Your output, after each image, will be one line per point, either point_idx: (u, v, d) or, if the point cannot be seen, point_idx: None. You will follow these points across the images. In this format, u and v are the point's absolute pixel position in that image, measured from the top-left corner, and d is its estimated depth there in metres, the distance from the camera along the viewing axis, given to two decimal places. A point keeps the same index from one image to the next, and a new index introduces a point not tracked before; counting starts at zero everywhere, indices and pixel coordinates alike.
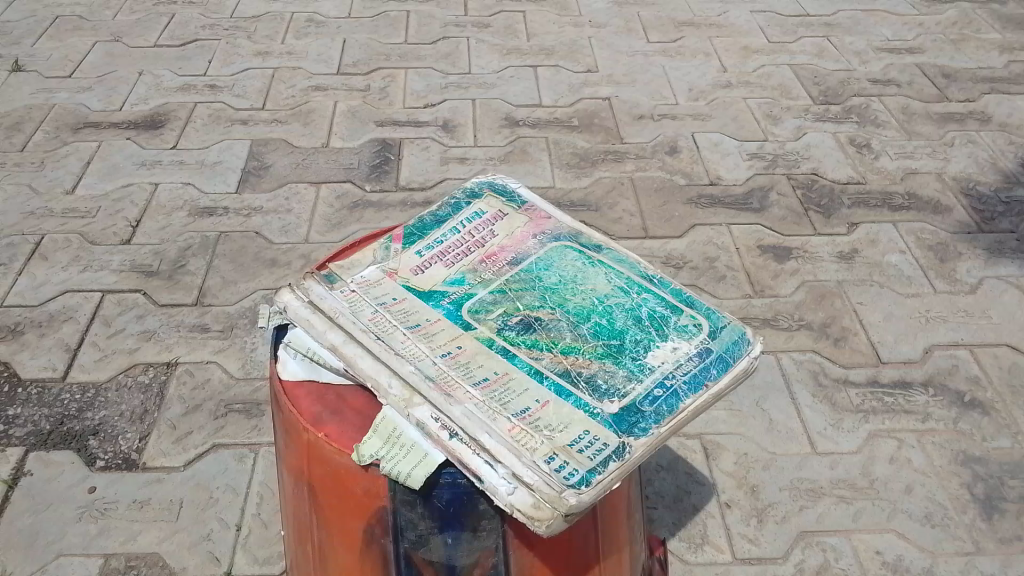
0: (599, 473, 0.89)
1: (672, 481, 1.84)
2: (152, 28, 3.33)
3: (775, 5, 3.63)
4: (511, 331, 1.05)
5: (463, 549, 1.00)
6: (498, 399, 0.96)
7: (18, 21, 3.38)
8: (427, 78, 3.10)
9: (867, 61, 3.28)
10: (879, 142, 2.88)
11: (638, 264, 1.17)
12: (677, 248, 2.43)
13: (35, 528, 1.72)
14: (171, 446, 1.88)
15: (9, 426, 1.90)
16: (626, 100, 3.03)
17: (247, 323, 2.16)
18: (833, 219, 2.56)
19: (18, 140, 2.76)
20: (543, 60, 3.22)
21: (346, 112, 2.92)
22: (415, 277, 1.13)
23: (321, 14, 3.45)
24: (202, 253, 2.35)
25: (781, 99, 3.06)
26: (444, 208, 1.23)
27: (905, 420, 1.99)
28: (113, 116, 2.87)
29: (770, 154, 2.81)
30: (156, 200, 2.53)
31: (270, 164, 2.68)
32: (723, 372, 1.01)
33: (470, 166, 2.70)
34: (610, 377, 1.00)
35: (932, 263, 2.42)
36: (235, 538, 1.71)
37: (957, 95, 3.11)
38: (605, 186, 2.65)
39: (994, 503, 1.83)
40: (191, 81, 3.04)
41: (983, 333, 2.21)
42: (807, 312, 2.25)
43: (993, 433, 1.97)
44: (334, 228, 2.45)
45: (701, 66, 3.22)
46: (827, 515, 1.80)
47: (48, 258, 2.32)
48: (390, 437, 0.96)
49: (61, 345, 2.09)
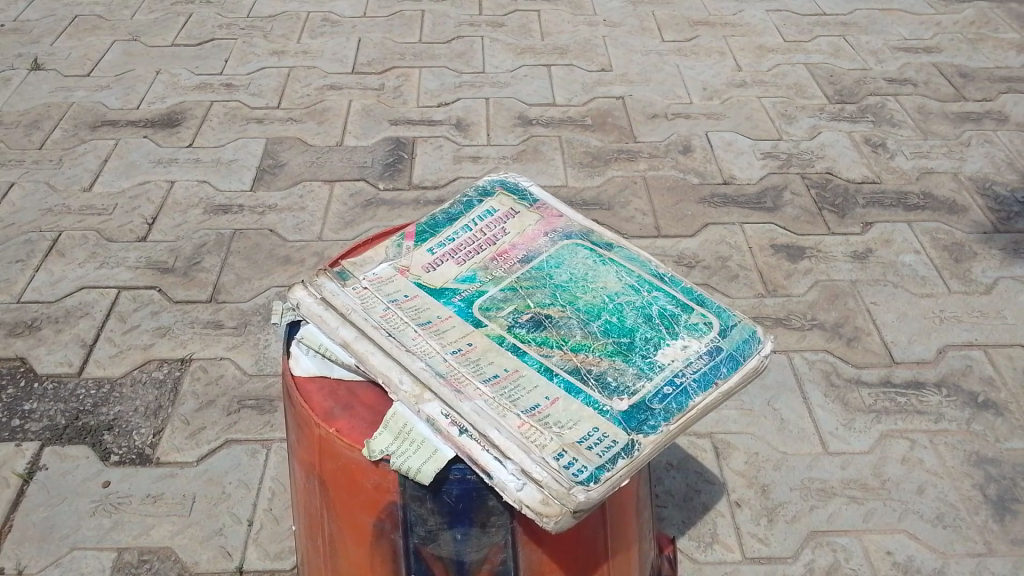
0: (608, 470, 0.90)
1: (682, 480, 1.83)
2: (169, 27, 3.36)
3: (791, 4, 3.61)
4: (521, 328, 1.06)
5: (472, 544, 1.01)
6: (508, 396, 0.96)
7: (38, 21, 3.42)
8: (441, 77, 3.11)
9: (883, 60, 3.26)
10: (894, 142, 2.86)
11: (649, 263, 1.17)
12: (689, 246, 2.42)
13: (50, 521, 1.74)
14: (184, 441, 1.90)
15: (26, 420, 1.93)
16: (640, 99, 3.03)
17: (260, 319, 2.18)
18: (847, 218, 2.55)
19: (37, 137, 2.79)
20: (557, 59, 3.22)
21: (360, 111, 2.93)
22: (426, 274, 1.13)
23: (336, 14, 3.47)
24: (217, 251, 2.38)
25: (796, 99, 3.05)
26: (456, 206, 1.24)
27: (918, 420, 1.98)
28: (130, 114, 2.90)
29: (784, 154, 2.80)
30: (172, 197, 2.56)
31: (285, 162, 2.70)
32: (733, 371, 1.02)
33: (482, 165, 2.71)
34: (619, 375, 1.00)
35: (947, 263, 2.40)
36: (247, 532, 1.73)
37: (974, 94, 3.09)
38: (618, 184, 2.65)
39: (1007, 504, 1.82)
40: (208, 80, 3.07)
41: (998, 333, 2.19)
42: (820, 312, 2.24)
43: (1006, 433, 1.96)
44: (347, 226, 2.46)
45: (716, 65, 3.22)
46: (838, 515, 1.79)
47: (65, 255, 2.35)
48: (402, 433, 0.97)
49: (78, 340, 2.11)
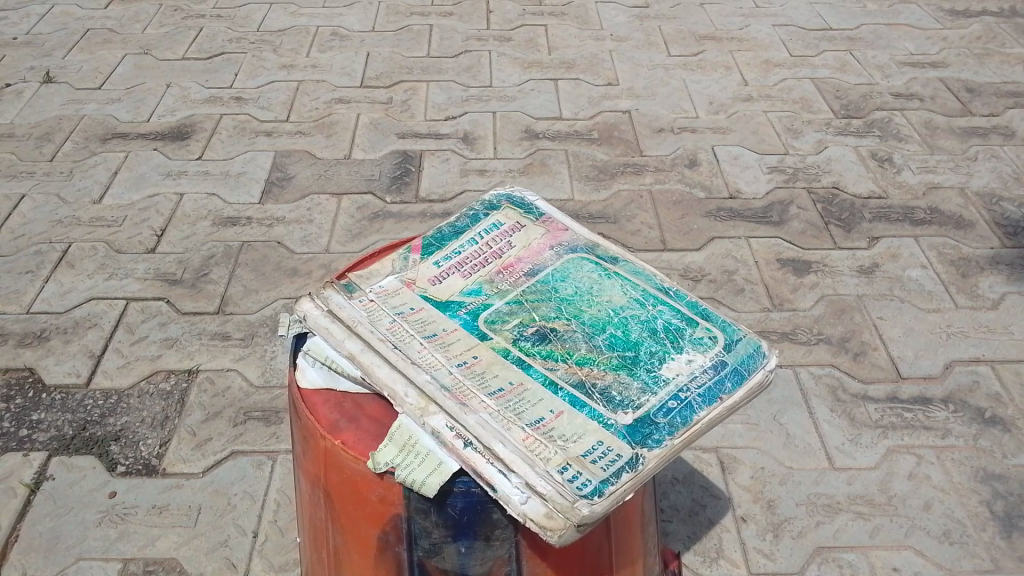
0: (611, 483, 0.90)
1: (687, 495, 1.83)
2: (180, 41, 3.40)
3: (797, 19, 3.63)
4: (526, 341, 1.06)
5: (477, 557, 1.01)
6: (512, 408, 0.97)
7: (50, 34, 3.46)
8: (448, 91, 3.13)
9: (890, 75, 3.27)
10: (901, 157, 2.86)
11: (654, 277, 1.17)
12: (696, 261, 2.42)
13: (57, 531, 1.75)
14: (191, 452, 1.90)
15: (33, 431, 1.94)
16: (646, 113, 3.04)
17: (267, 331, 2.19)
18: (853, 232, 2.55)
19: (48, 149, 2.82)
20: (564, 73, 3.24)
21: (368, 124, 2.95)
22: (432, 287, 1.14)
23: (345, 28, 3.50)
24: (225, 262, 2.39)
25: (802, 113, 3.06)
26: (462, 220, 1.25)
27: (924, 436, 1.97)
28: (140, 127, 2.93)
29: (791, 168, 2.80)
30: (181, 209, 2.58)
31: (293, 175, 2.72)
32: (737, 386, 1.02)
33: (489, 178, 2.72)
34: (624, 389, 1.00)
35: (954, 278, 2.39)
36: (252, 545, 1.73)
37: (981, 110, 3.09)
38: (624, 198, 2.65)
39: (1014, 521, 1.80)
40: (218, 94, 3.10)
41: (1005, 349, 2.19)
42: (826, 327, 2.23)
43: (1014, 450, 1.95)
44: (354, 238, 2.48)
45: (722, 80, 3.23)
46: (843, 530, 1.78)
47: (75, 266, 2.37)
48: (406, 445, 0.98)
49: (86, 351, 2.13)
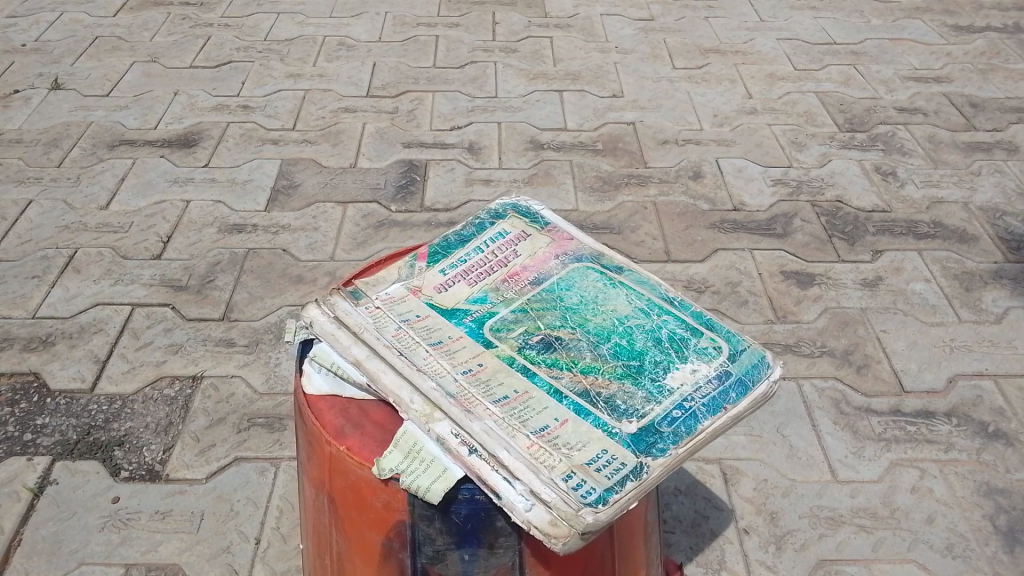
0: (616, 491, 0.90)
1: (690, 506, 1.83)
2: (188, 49, 3.42)
3: (802, 33, 3.64)
4: (531, 349, 1.07)
5: (479, 565, 1.01)
6: (517, 416, 0.97)
7: (60, 41, 3.48)
8: (454, 101, 3.14)
9: (894, 89, 3.28)
10: (904, 171, 2.87)
11: (660, 286, 1.18)
12: (699, 272, 2.43)
13: (60, 536, 1.75)
14: (194, 457, 1.91)
15: (37, 435, 1.95)
16: (651, 125, 3.06)
17: (272, 338, 2.19)
18: (857, 246, 2.55)
19: (56, 155, 2.84)
20: (569, 84, 3.26)
21: (374, 133, 2.97)
22: (438, 294, 1.14)
23: (352, 38, 3.52)
24: (230, 269, 2.40)
25: (806, 126, 3.07)
26: (467, 228, 1.26)
27: (927, 450, 1.97)
28: (148, 134, 2.94)
29: (795, 181, 2.81)
30: (187, 216, 2.59)
31: (299, 183, 2.73)
32: (741, 396, 1.02)
33: (494, 187, 2.73)
34: (629, 398, 1.00)
35: (958, 292, 2.40)
36: (255, 551, 1.73)
37: (984, 125, 3.10)
38: (628, 209, 2.66)
39: (1017, 536, 1.80)
40: (225, 102, 3.12)
41: (1009, 363, 2.18)
42: (830, 339, 2.24)
43: (1017, 464, 1.94)
44: (359, 246, 2.49)
45: (726, 92, 3.24)
46: (847, 543, 1.78)
47: (81, 271, 2.38)
48: (413, 451, 0.98)
49: (91, 356, 2.13)
